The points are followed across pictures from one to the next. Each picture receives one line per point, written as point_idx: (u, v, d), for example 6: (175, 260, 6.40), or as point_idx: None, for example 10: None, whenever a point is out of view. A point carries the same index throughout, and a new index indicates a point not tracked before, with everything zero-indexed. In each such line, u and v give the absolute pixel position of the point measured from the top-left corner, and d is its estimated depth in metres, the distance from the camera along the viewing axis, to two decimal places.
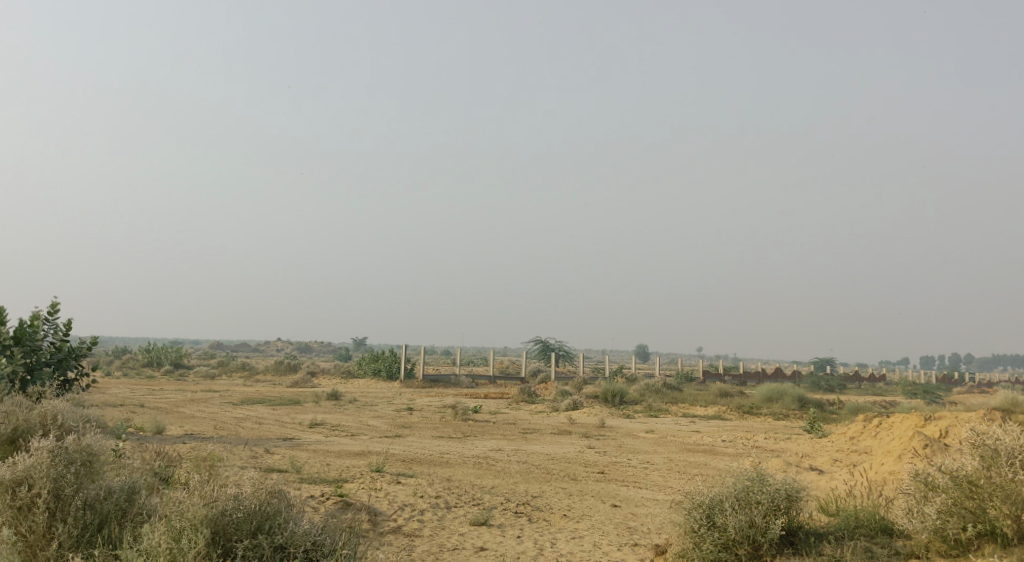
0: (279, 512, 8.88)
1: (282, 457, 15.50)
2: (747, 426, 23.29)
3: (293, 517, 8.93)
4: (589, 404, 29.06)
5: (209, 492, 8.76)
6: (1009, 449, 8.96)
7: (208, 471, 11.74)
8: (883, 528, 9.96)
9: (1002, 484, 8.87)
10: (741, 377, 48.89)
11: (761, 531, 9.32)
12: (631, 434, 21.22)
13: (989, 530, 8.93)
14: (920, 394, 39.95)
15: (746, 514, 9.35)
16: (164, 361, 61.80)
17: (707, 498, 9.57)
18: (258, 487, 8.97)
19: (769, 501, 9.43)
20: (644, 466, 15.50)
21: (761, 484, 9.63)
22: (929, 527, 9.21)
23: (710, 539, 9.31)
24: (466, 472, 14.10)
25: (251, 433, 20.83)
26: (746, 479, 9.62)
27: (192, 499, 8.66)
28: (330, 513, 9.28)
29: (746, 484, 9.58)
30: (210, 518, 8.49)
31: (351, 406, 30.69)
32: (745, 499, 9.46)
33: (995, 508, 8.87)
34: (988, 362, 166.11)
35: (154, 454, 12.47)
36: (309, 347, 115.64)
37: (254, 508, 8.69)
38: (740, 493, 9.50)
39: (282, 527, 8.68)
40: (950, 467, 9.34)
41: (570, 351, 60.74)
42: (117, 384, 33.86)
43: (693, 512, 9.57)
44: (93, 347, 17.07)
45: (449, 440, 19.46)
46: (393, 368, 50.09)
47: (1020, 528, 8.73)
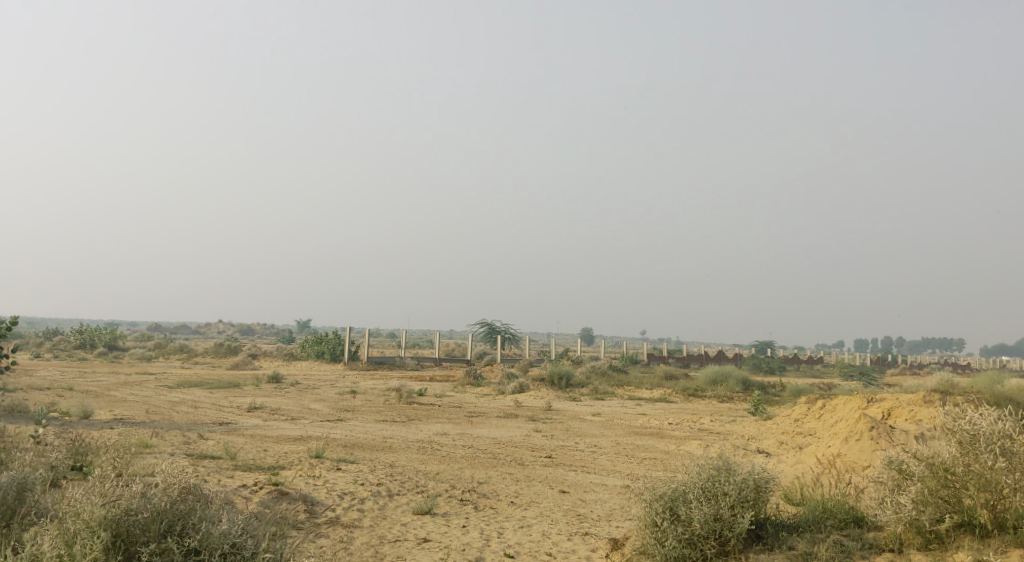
0: (193, 510, 8.22)
1: (216, 443, 14.84)
2: (693, 408, 23.20)
3: (210, 515, 8.25)
4: (535, 387, 28.77)
5: (112, 488, 8.08)
6: (987, 436, 8.82)
7: (134, 460, 11.09)
8: (854, 519, 9.68)
9: (983, 472, 8.77)
10: (684, 359, 49.18)
11: (727, 526, 9.01)
12: (577, 417, 20.95)
13: (967, 521, 8.80)
14: (858, 375, 40.56)
15: (711, 507, 9.03)
16: (98, 343, 60.08)
17: (670, 489, 9.23)
18: (171, 482, 8.26)
19: (739, 494, 9.10)
20: (592, 449, 15.17)
21: (728, 474, 9.30)
22: (903, 519, 8.97)
23: (673, 534, 8.96)
24: (409, 458, 13.61)
25: (186, 417, 20.07)
26: (712, 469, 9.32)
27: (91, 497, 7.99)
28: (258, 507, 8.65)
29: (711, 474, 9.27)
30: (111, 519, 7.85)
31: (292, 389, 29.97)
32: (711, 491, 9.16)
33: (972, 498, 8.79)
34: (922, 345, 170.27)
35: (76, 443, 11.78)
36: (251, 329, 113.68)
37: (164, 508, 8.03)
38: (705, 485, 9.20)
39: (196, 527, 8.03)
40: (924, 454, 9.15)
41: (516, 333, 60.53)
42: (46, 366, 32.61)
43: (654, 504, 9.21)
44: (13, 328, 16.18)
45: (393, 424, 18.94)
46: (336, 350, 49.27)
47: (997, 519, 8.69)
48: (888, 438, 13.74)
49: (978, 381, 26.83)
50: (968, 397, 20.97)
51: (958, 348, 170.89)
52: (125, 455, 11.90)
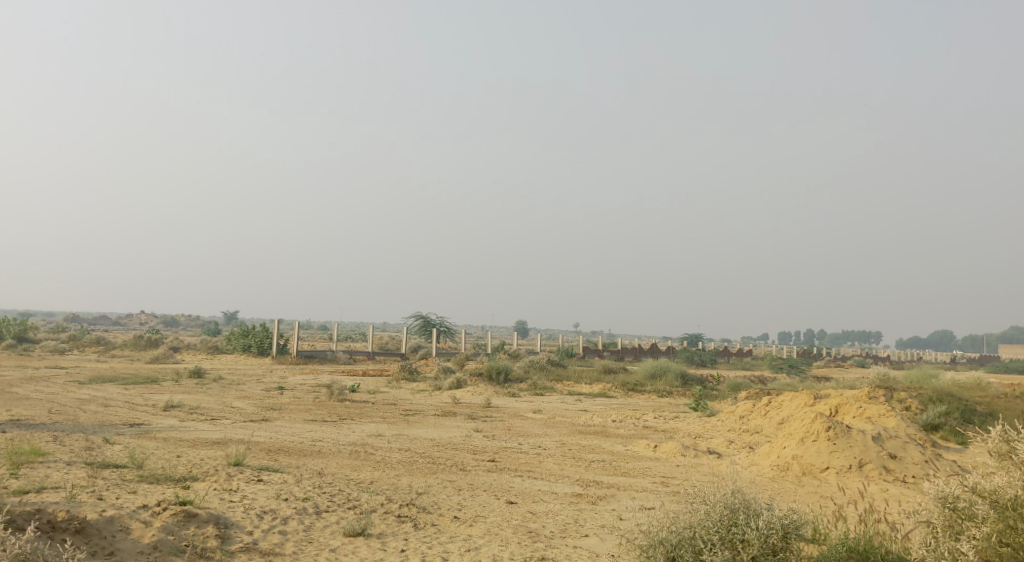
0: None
1: (124, 449, 13.43)
2: (635, 404, 22.41)
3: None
4: (473, 383, 27.71)
5: None
6: None
7: (22, 479, 9.72)
8: None
9: None
10: (619, 352, 48.69)
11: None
12: (518, 414, 19.95)
13: None
14: (788, 368, 40.54)
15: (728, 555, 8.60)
16: (8, 335, 57.08)
17: (670, 536, 8.80)
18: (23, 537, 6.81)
19: (762, 546, 8.66)
20: (537, 452, 14.12)
21: (744, 519, 8.86)
22: None
23: None
24: (340, 465, 12.41)
25: (94, 418, 18.46)
26: (725, 509, 8.89)
27: None
28: (148, 544, 7.36)
29: (725, 516, 8.83)
30: None
31: (215, 386, 28.34)
32: (728, 538, 8.73)
33: None
34: (843, 337, 173.98)
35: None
36: (175, 321, 110.08)
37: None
38: (719, 532, 8.77)
39: None
40: (984, 489, 8.56)
41: (450, 327, 59.42)
42: None
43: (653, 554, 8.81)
44: None
45: (322, 424, 17.68)
46: (264, 343, 47.45)
47: None
48: (846, 440, 12.89)
49: (916, 375, 26.51)
50: (914, 392, 20.48)
51: (877, 341, 175.36)
52: (13, 475, 10.46)
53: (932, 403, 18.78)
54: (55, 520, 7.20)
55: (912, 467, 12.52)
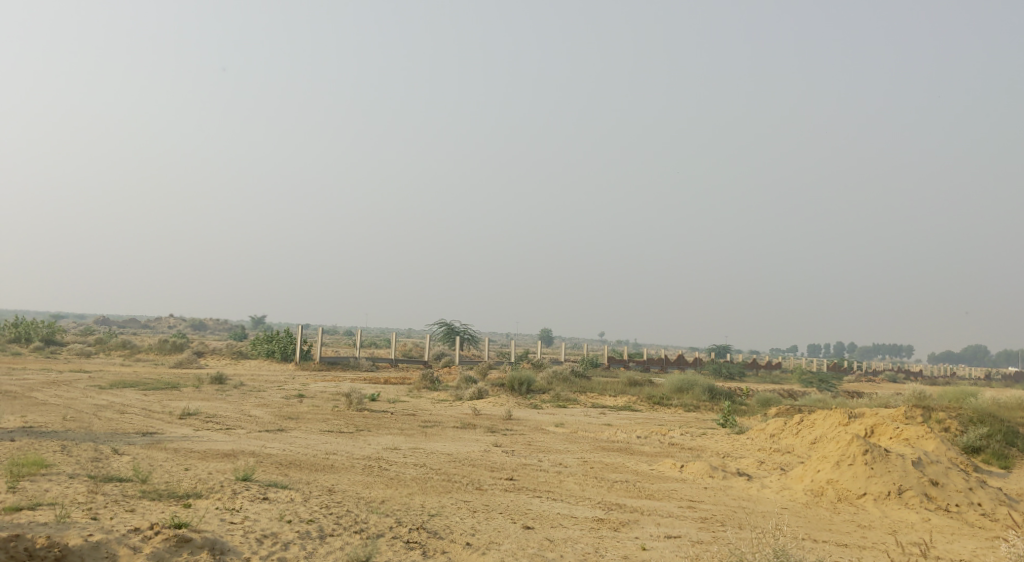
0: None
1: (131, 460, 12.99)
2: (661, 419, 21.75)
3: None
4: (495, 393, 27.16)
5: None
6: None
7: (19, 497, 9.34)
8: None
9: None
10: (645, 363, 47.94)
11: None
12: (540, 428, 19.36)
13: None
14: (817, 382, 39.60)
15: None
16: (36, 337, 57.29)
17: None
18: None
19: None
20: (557, 470, 13.51)
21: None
22: None
23: None
24: (352, 481, 11.90)
25: (107, 426, 18.10)
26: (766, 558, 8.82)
27: None
28: None
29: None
30: None
31: (235, 393, 27.98)
32: None
33: None
34: (873, 350, 171.65)
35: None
36: (203, 325, 110.55)
37: None
38: None
39: None
40: None
41: (475, 334, 58.91)
42: None
43: None
44: None
45: (338, 436, 17.17)
46: (287, 349, 47.18)
47: None
48: (884, 464, 12.22)
49: (953, 392, 25.58)
50: (952, 411, 19.65)
51: (907, 355, 172.87)
52: (11, 491, 10.04)
53: (972, 424, 17.97)
54: (32, 548, 6.98)
55: (955, 495, 11.82)
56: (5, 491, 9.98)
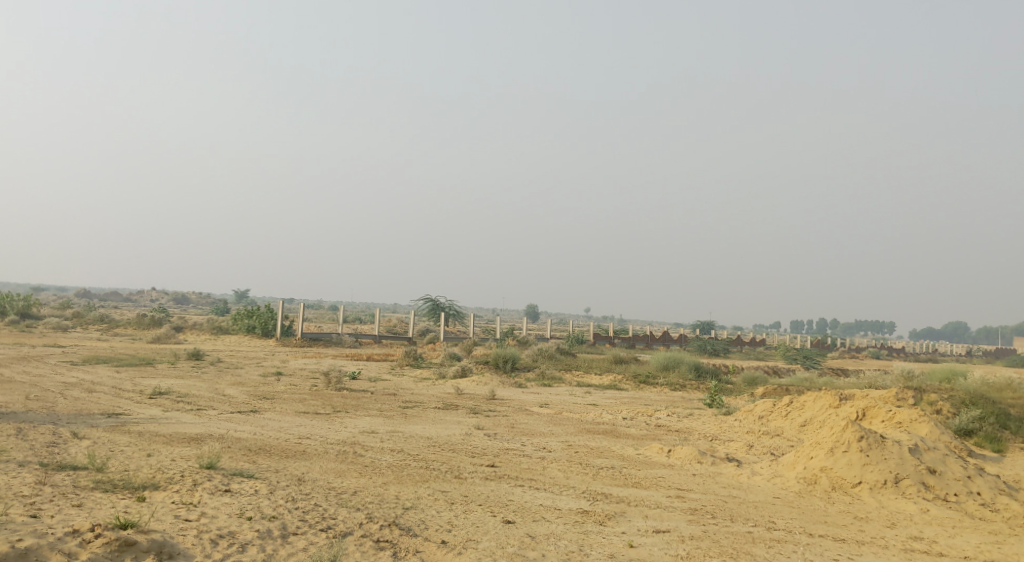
0: None
1: (91, 445, 12.32)
2: (647, 399, 21.20)
3: None
4: (478, 371, 26.56)
5: None
6: None
7: None
8: None
9: None
10: (631, 340, 47.50)
11: None
12: (523, 409, 18.77)
13: None
14: (802, 359, 39.23)
15: None
16: (13, 311, 56.10)
17: None
18: None
19: None
20: (541, 455, 12.90)
21: None
22: None
23: None
24: (323, 470, 11.25)
25: (73, 407, 17.35)
26: None
27: None
28: None
29: None
30: None
31: (212, 370, 27.26)
32: None
33: None
34: (856, 327, 172.29)
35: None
36: (185, 298, 109.32)
37: None
38: None
39: None
40: None
41: (459, 310, 58.27)
42: None
43: None
44: None
45: (313, 418, 16.49)
46: (268, 324, 46.37)
47: None
48: (880, 451, 11.68)
49: (943, 372, 25.13)
50: (945, 392, 19.18)
51: (890, 331, 173.64)
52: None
53: (965, 406, 17.51)
54: None
55: (954, 484, 11.32)
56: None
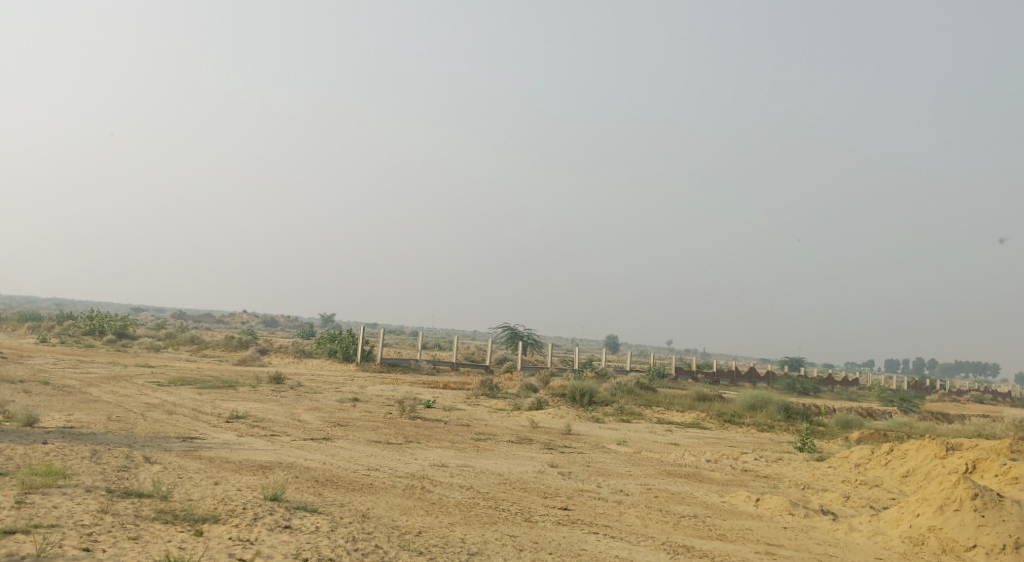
0: None
1: (160, 471, 12.18)
2: (732, 440, 20.21)
3: None
4: (555, 404, 25.90)
5: None
6: None
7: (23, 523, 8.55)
8: None
9: None
10: (715, 376, 46.10)
11: None
12: (601, 446, 18.04)
13: None
14: (898, 401, 37.30)
15: None
16: (109, 330, 57.78)
17: None
18: None
19: None
20: (617, 499, 12.20)
21: None
22: None
23: None
24: (388, 506, 10.81)
25: (150, 429, 17.40)
26: None
27: None
28: None
29: None
30: None
31: (291, 394, 27.29)
32: None
33: None
34: (954, 368, 165.19)
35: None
36: (274, 321, 111.52)
37: None
38: None
39: None
40: None
41: (539, 339, 57.68)
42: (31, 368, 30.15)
43: None
44: None
45: (384, 448, 16.13)
46: (349, 349, 46.56)
47: None
48: (997, 512, 10.63)
49: None
50: None
51: (990, 373, 165.90)
52: (17, 509, 9.25)
53: None
54: None
55: None
56: (10, 509, 9.19)
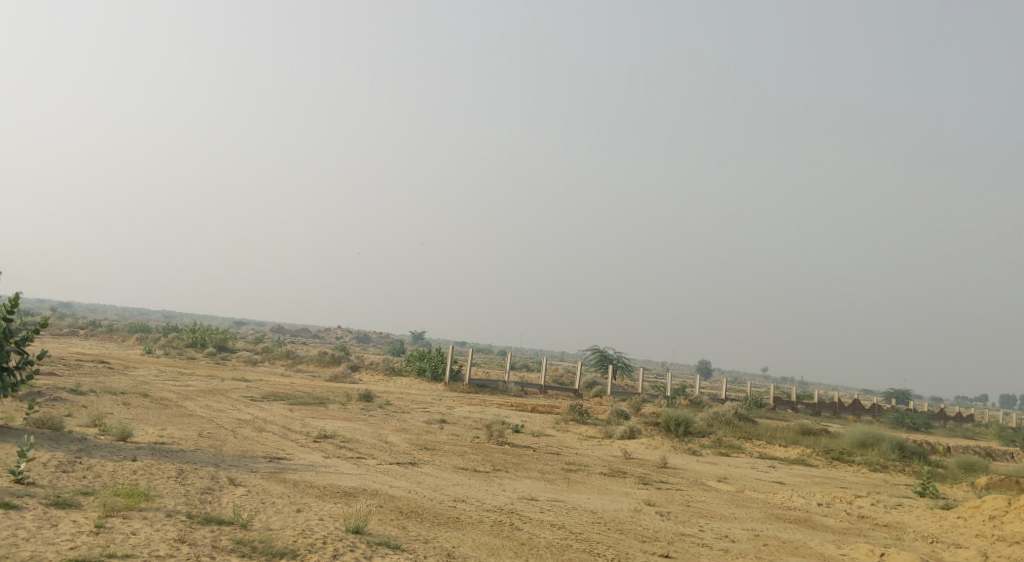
0: None
1: (243, 495, 11.78)
2: (843, 480, 18.86)
3: None
4: (648, 433, 24.87)
5: None
6: None
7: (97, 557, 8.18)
8: None
9: None
10: (816, 407, 44.14)
11: None
12: (701, 483, 16.99)
13: None
14: (1018, 442, 34.84)
15: None
16: (209, 343, 59.02)
17: None
18: None
19: None
20: (722, 546, 11.23)
21: None
22: None
23: None
24: (475, 545, 10.14)
25: (237, 447, 17.17)
26: None
27: None
28: None
29: None
30: None
31: (378, 413, 26.96)
32: None
33: None
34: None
35: (22, 526, 8.80)
36: (366, 337, 112.78)
37: None
38: None
39: None
40: None
41: (630, 363, 56.44)
42: (130, 381, 30.65)
43: None
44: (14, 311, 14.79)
45: (472, 476, 15.46)
46: (438, 368, 46.21)
47: None
48: None
49: None
50: None
51: None
52: (94, 535, 8.90)
53: None
54: None
55: None
56: (87, 534, 8.82)
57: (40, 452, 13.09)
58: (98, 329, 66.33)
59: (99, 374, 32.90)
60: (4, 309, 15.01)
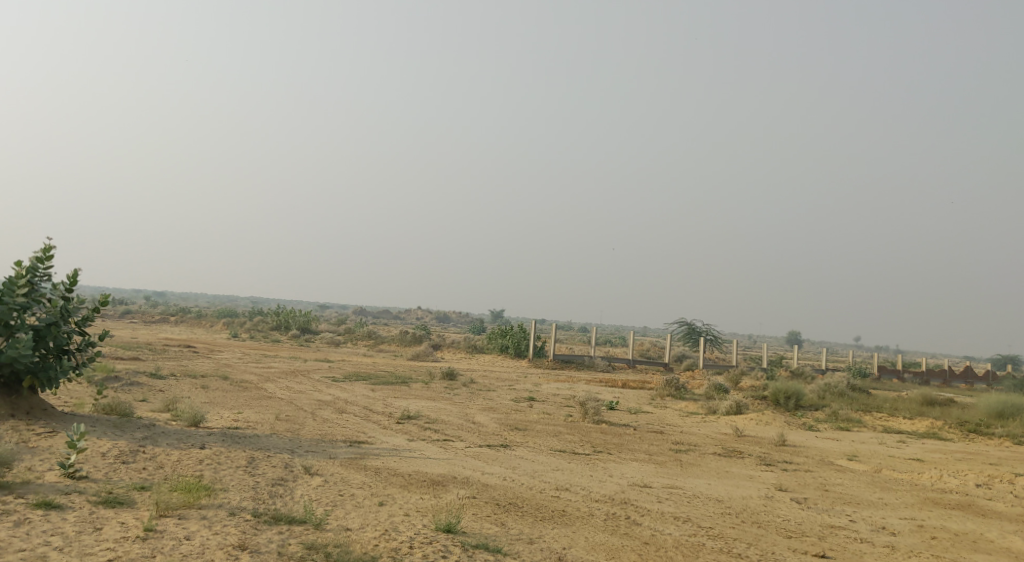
0: None
1: (318, 486, 10.41)
2: (991, 456, 16.64)
3: None
4: (755, 407, 22.88)
5: None
6: None
7: None
8: None
9: None
10: (924, 376, 41.37)
11: None
12: (831, 462, 15.01)
13: None
14: None
15: None
16: (293, 326, 58.78)
17: None
18: None
19: None
20: (885, 542, 9.48)
21: None
22: None
23: None
24: (591, 547, 8.69)
25: (315, 430, 15.85)
26: None
27: None
28: None
29: None
30: None
31: (463, 391, 25.56)
32: None
33: None
34: None
35: (59, 533, 7.64)
36: (447, 317, 112.01)
37: None
38: None
39: None
40: None
41: (720, 335, 54.17)
42: (209, 365, 29.86)
43: None
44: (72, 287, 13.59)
45: (572, 460, 13.80)
46: (521, 344, 44.74)
47: None
48: None
49: None
50: None
51: None
52: (142, 544, 7.65)
53: None
54: None
55: None
56: (134, 544, 7.61)
57: (100, 441, 11.89)
58: (186, 315, 66.89)
59: (182, 358, 32.35)
60: (60, 287, 13.69)
